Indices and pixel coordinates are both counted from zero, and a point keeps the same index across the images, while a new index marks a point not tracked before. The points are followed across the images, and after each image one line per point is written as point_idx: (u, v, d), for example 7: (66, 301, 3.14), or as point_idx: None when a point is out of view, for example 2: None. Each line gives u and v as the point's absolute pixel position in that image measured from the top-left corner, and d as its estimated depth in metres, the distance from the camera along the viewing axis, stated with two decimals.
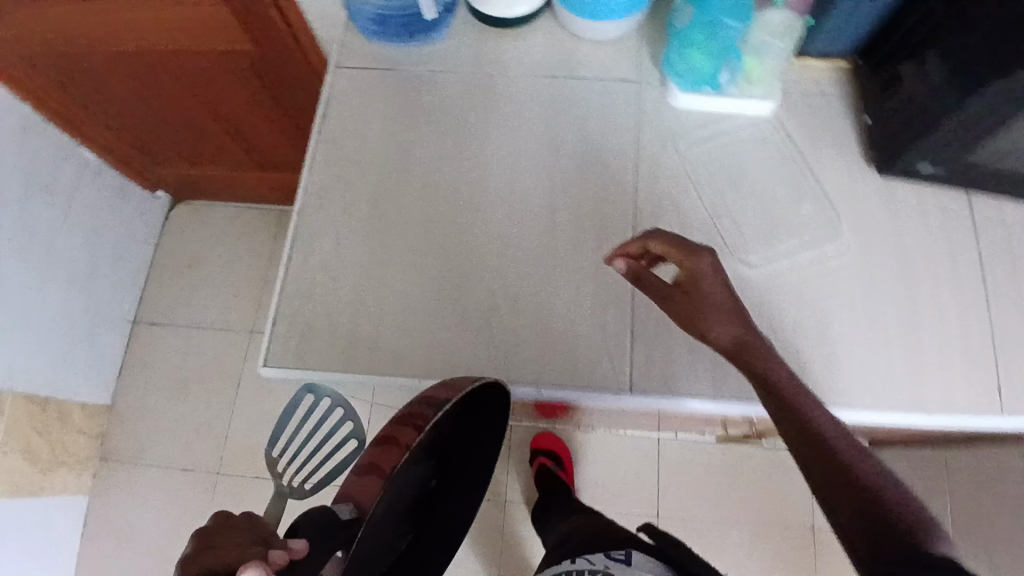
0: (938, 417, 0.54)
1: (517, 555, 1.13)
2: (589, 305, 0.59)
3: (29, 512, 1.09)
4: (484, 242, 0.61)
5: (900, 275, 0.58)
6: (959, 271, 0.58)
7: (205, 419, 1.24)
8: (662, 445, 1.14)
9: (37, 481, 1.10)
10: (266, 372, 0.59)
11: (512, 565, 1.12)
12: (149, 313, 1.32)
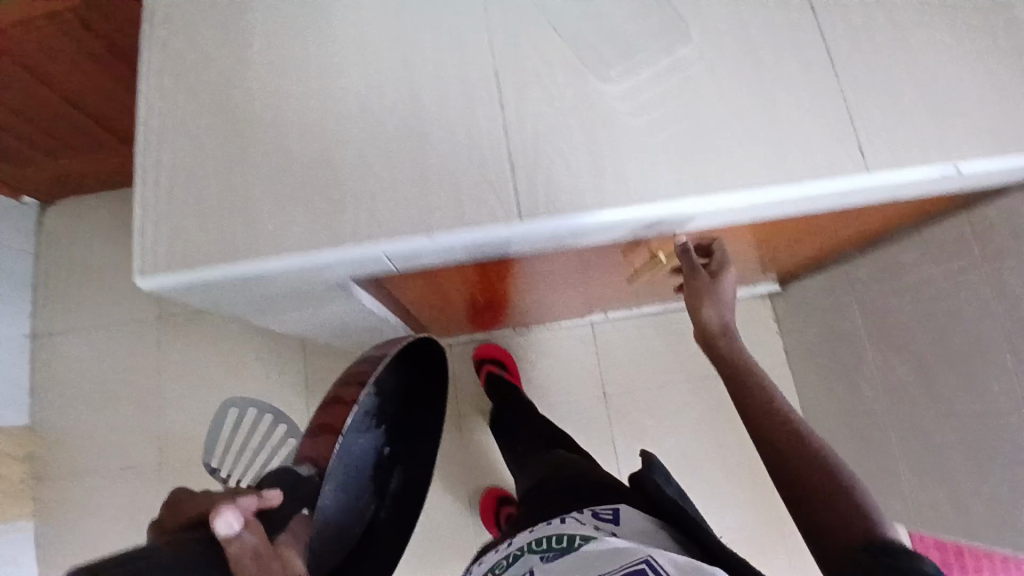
0: (819, 182, 0.55)
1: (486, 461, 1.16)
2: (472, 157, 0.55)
3: None
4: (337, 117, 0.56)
5: (783, 65, 0.58)
6: (845, 56, 0.59)
7: (139, 418, 1.18)
8: (597, 330, 1.20)
9: None
10: (151, 285, 0.53)
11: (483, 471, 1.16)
12: (49, 323, 1.23)
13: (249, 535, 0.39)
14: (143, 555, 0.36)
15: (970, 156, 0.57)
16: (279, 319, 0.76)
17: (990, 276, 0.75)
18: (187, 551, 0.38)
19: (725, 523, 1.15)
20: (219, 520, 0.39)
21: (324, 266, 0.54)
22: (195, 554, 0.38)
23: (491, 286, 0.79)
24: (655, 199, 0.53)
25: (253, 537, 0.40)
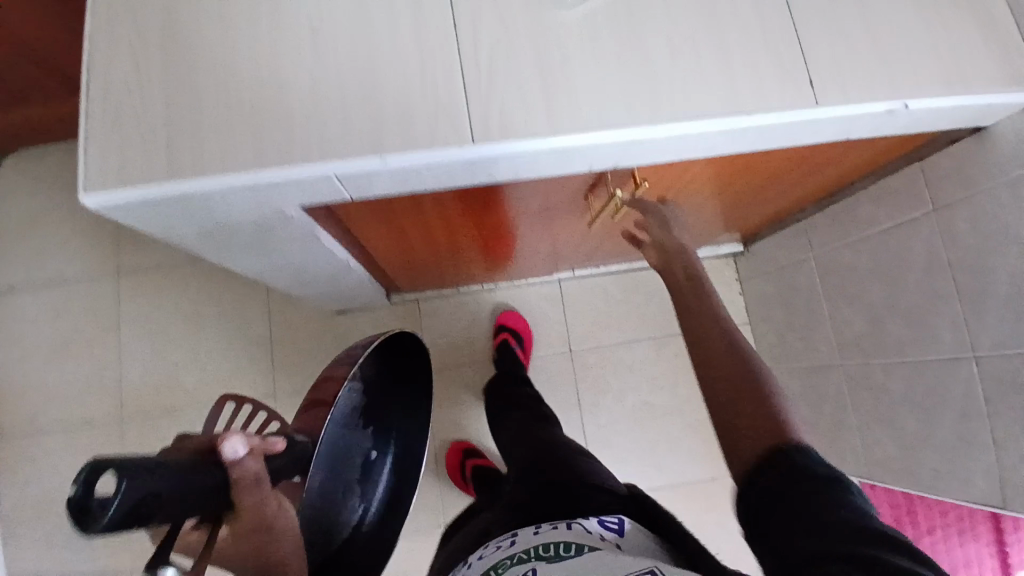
0: (770, 112, 0.55)
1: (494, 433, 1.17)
2: (425, 68, 0.53)
3: None
4: (285, 26, 0.54)
5: None
6: None
7: (101, 370, 1.17)
8: (564, 286, 1.21)
9: None
10: (102, 205, 0.52)
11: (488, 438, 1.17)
12: (6, 274, 1.19)
13: (252, 461, 0.46)
14: (149, 463, 0.38)
15: (917, 93, 0.58)
16: (239, 259, 0.75)
17: (941, 224, 0.77)
18: (196, 466, 0.42)
19: (685, 477, 1.17)
20: (228, 445, 0.45)
21: (275, 185, 0.53)
22: (202, 472, 0.42)
23: (456, 231, 0.80)
24: (615, 121, 0.53)
25: (255, 467, 0.46)
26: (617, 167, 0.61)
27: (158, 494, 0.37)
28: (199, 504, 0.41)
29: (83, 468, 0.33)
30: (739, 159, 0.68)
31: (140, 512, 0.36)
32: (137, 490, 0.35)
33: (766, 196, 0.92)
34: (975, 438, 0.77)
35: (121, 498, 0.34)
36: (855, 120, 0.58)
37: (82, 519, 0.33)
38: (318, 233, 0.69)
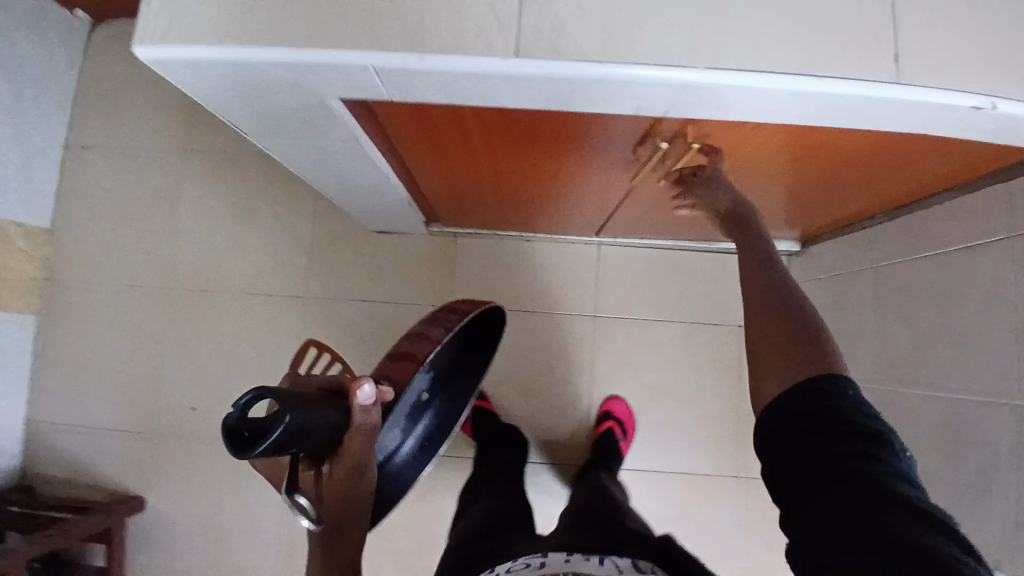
0: (837, 82, 0.51)
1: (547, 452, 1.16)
2: None
3: None
4: None
5: None
6: None
7: (151, 242, 1.22)
8: (604, 251, 1.19)
9: None
10: (153, 59, 0.54)
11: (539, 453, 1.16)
12: (82, 136, 1.25)
13: (372, 414, 0.54)
14: (301, 403, 0.45)
15: (1011, 94, 0.52)
16: (283, 150, 0.76)
17: (1009, 256, 0.71)
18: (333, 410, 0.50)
19: (687, 469, 1.15)
20: (361, 393, 0.53)
21: (312, 67, 0.53)
22: (332, 417, 0.49)
23: (498, 164, 0.79)
24: (671, 62, 0.50)
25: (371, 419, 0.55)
26: (666, 116, 0.58)
27: (303, 429, 0.45)
28: (324, 439, 0.49)
29: (251, 393, 0.41)
30: (813, 138, 0.65)
31: (286, 441, 0.44)
32: (292, 423, 0.43)
33: (829, 191, 0.86)
34: (989, 488, 0.73)
35: (282, 428, 0.42)
36: (938, 110, 0.53)
37: (235, 436, 0.41)
38: (358, 135, 0.69)
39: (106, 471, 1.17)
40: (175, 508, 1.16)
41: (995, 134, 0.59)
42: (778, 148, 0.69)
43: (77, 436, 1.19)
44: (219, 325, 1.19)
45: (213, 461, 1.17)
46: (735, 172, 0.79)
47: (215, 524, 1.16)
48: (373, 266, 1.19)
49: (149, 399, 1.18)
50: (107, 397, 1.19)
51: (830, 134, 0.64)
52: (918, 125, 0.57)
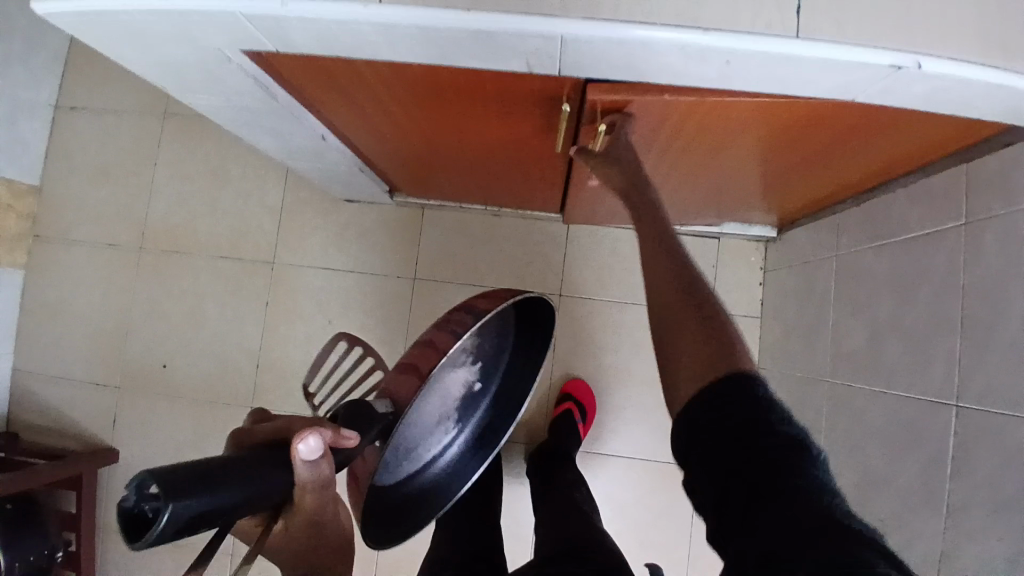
0: (730, 36, 0.45)
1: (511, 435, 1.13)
2: None
3: None
4: None
5: None
6: None
7: (130, 200, 1.24)
8: (573, 228, 1.15)
9: None
10: (48, 15, 0.54)
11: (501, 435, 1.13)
12: (73, 97, 1.27)
13: (325, 466, 0.41)
14: (214, 473, 0.35)
15: (935, 51, 0.46)
16: (211, 107, 0.75)
17: (968, 245, 0.65)
18: (264, 468, 0.38)
19: (646, 454, 1.12)
20: (304, 447, 0.41)
21: (188, 16, 0.51)
22: (264, 480, 0.38)
23: (427, 128, 0.76)
24: (550, 12, 0.46)
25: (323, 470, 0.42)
26: (561, 75, 0.54)
27: (213, 511, 0.35)
28: (249, 508, 0.38)
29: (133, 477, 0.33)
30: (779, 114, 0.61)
31: (192, 526, 0.34)
32: (185, 511, 0.33)
33: (788, 169, 0.81)
34: (932, 495, 0.68)
35: (168, 520, 0.32)
36: (850, 70, 0.47)
37: (130, 523, 0.33)
38: (272, 92, 0.68)
39: (81, 425, 1.21)
40: (143, 463, 1.20)
41: (930, 103, 0.52)
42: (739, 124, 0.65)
43: (56, 388, 1.22)
44: (191, 284, 1.21)
45: (180, 420, 1.19)
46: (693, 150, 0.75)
47: None
48: (341, 235, 1.19)
49: (124, 356, 1.21)
50: (85, 353, 1.23)
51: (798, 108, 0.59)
52: (839, 90, 0.52)
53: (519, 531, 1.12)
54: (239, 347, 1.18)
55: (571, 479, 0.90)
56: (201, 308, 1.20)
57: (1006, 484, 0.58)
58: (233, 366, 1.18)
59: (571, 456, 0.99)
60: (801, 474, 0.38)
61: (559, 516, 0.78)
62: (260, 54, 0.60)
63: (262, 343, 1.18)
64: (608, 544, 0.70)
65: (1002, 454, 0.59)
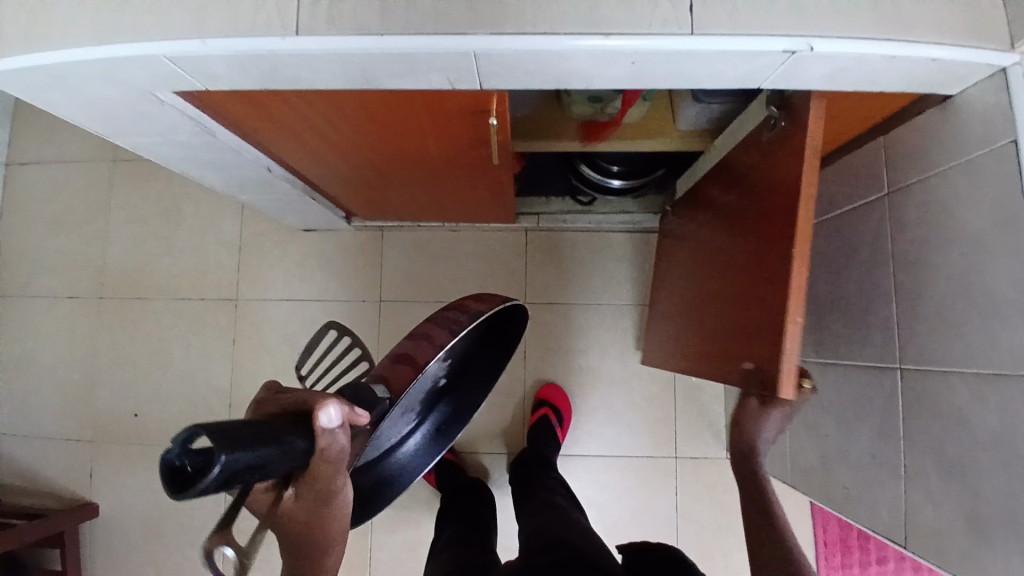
0: (629, 37, 0.48)
1: (490, 446, 1.14)
2: None
3: None
4: None
5: None
6: None
7: (87, 248, 1.24)
8: (530, 235, 1.17)
9: None
10: None
11: (480, 446, 1.14)
12: (22, 153, 1.27)
13: (342, 437, 0.40)
14: (254, 429, 0.35)
15: (827, 33, 0.49)
16: (153, 148, 0.76)
17: (894, 213, 0.68)
18: (292, 430, 0.37)
19: (623, 450, 1.14)
20: (324, 415, 0.39)
21: (114, 63, 0.53)
22: (293, 442, 0.37)
23: (368, 150, 0.78)
24: (460, 28, 0.48)
25: (342, 441, 0.40)
26: (484, 87, 0.56)
27: (256, 467, 0.34)
28: (273, 474, 0.36)
29: (185, 430, 0.31)
30: (774, 252, 0.63)
31: (234, 483, 0.33)
32: (233, 464, 0.32)
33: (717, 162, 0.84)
34: (888, 457, 0.70)
35: (218, 471, 0.31)
36: (747, 56, 0.50)
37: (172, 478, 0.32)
38: (210, 127, 0.69)
39: (55, 480, 1.19)
40: (120, 512, 1.18)
41: (834, 83, 0.55)
42: (756, 288, 0.66)
43: (27, 446, 1.21)
44: (155, 327, 1.21)
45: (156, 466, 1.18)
46: (722, 313, 0.77)
47: (160, 527, 1.17)
48: (303, 264, 1.19)
49: (94, 405, 1.20)
50: (54, 407, 1.21)
51: (784, 232, 0.61)
52: (747, 76, 0.55)
53: (506, 540, 1.13)
54: (210, 386, 1.18)
55: (550, 479, 0.92)
56: (168, 350, 1.20)
57: (952, 437, 0.61)
58: (204, 405, 1.18)
59: (549, 457, 1.01)
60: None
61: (542, 514, 0.79)
62: (196, 94, 0.61)
63: (233, 378, 1.18)
64: (570, 533, 0.72)
65: (947, 410, 0.61)
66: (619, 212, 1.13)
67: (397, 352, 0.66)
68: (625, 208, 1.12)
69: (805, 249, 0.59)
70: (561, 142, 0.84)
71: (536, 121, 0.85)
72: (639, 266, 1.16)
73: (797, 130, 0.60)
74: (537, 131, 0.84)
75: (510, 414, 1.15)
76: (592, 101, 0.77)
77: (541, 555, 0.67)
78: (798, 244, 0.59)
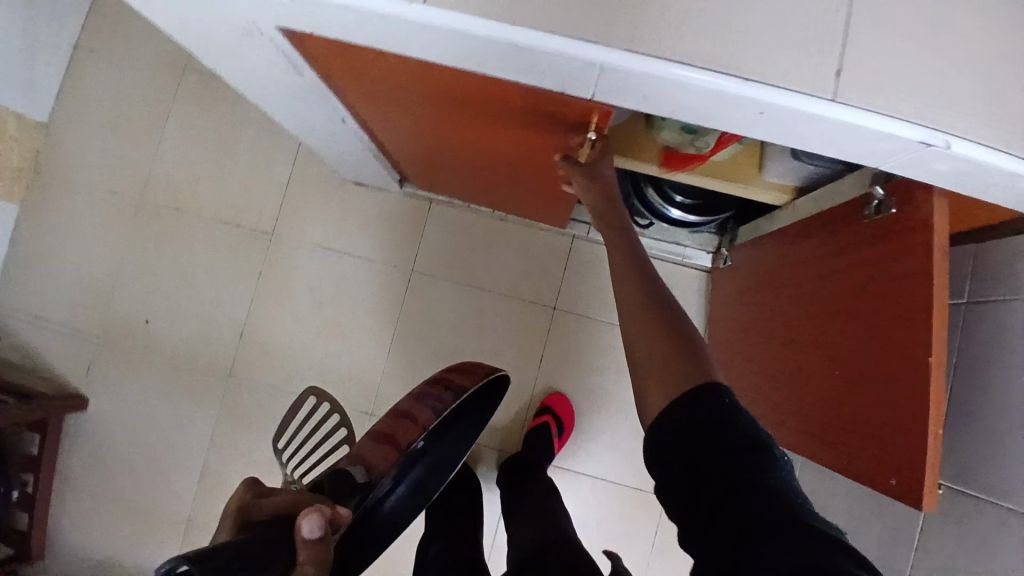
0: (766, 88, 0.46)
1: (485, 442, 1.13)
2: None
3: None
4: None
5: None
6: None
7: (138, 149, 1.22)
8: (575, 243, 1.15)
9: None
10: None
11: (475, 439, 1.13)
12: (90, 38, 1.25)
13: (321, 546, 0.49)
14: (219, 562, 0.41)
15: (966, 136, 0.47)
16: (236, 75, 0.74)
17: (965, 324, 0.66)
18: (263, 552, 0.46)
19: (615, 477, 1.12)
20: (306, 527, 0.49)
21: None
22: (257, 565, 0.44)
23: (460, 131, 0.76)
24: (591, 39, 0.46)
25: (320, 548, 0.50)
26: (593, 99, 0.53)
27: None
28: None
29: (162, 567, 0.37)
30: (898, 349, 0.59)
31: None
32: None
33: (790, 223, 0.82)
34: (895, 561, 0.69)
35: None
36: (875, 136, 0.48)
37: None
38: (300, 68, 0.68)
39: (53, 368, 1.19)
40: (110, 415, 1.18)
41: (952, 183, 0.53)
42: (880, 366, 0.61)
43: (34, 328, 1.20)
44: (185, 244, 1.20)
45: (155, 379, 1.17)
46: (815, 390, 0.73)
47: (146, 439, 1.17)
48: (345, 217, 1.18)
49: (108, 305, 1.20)
50: (70, 298, 1.21)
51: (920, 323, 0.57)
52: (866, 155, 0.52)
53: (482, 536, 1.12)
54: (226, 314, 1.17)
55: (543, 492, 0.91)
56: (193, 269, 1.19)
57: (970, 563, 0.59)
58: (216, 332, 1.17)
59: (544, 467, 0.99)
60: (761, 472, 0.40)
61: (531, 523, 0.78)
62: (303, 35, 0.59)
63: (250, 313, 1.17)
64: (569, 532, 0.72)
65: (971, 535, 0.60)
66: (670, 241, 1.11)
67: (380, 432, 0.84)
68: (677, 238, 1.11)
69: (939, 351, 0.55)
70: (638, 162, 0.82)
71: (616, 135, 0.82)
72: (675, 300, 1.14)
73: (918, 227, 0.57)
74: (618, 146, 0.82)
75: (512, 415, 1.13)
76: (683, 132, 0.74)
77: (550, 556, 0.66)
78: (935, 350, 0.54)
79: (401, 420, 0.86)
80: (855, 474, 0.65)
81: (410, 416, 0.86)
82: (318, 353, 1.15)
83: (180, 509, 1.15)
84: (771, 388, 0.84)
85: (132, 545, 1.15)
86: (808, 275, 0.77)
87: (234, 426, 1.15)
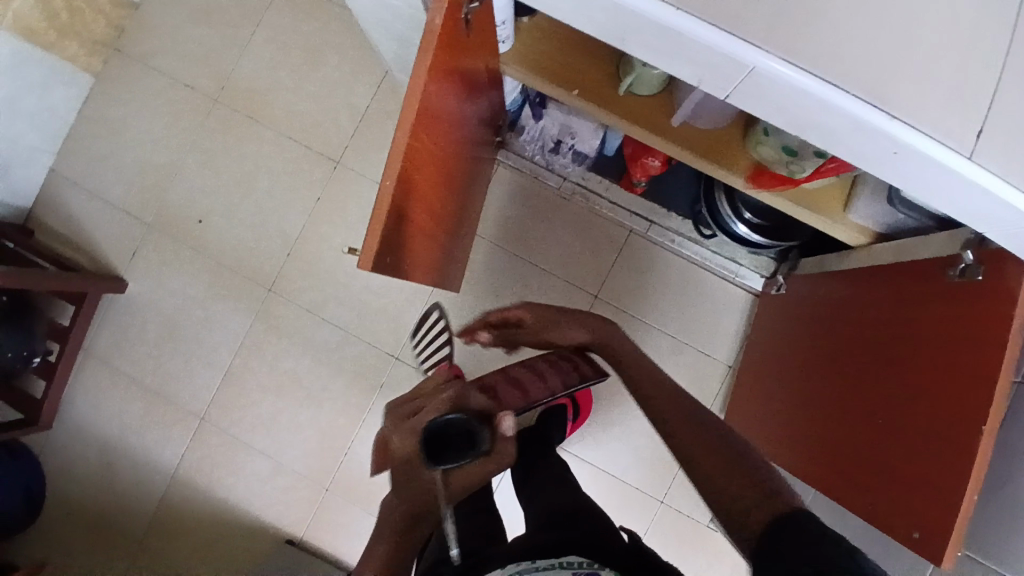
0: (906, 130, 0.46)
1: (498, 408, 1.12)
2: None
3: (38, 66, 1.08)
4: None
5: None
6: None
7: (222, 47, 1.22)
8: (632, 238, 1.15)
9: (55, 40, 1.09)
10: None
11: None
12: None
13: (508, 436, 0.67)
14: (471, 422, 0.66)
15: None
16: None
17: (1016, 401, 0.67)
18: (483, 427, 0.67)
19: (619, 470, 1.14)
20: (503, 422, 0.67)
21: None
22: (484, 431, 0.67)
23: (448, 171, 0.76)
24: (745, 40, 0.45)
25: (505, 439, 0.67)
26: (724, 99, 0.53)
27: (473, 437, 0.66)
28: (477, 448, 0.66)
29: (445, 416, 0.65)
30: (951, 410, 0.59)
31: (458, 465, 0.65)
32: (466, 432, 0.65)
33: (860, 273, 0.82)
34: None
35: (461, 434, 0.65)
36: (997, 202, 0.48)
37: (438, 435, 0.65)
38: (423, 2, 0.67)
39: (100, 244, 1.21)
40: (145, 301, 1.20)
41: None
42: (911, 451, 0.62)
43: (88, 201, 1.22)
44: (250, 150, 1.20)
45: (196, 277, 1.19)
46: (840, 446, 0.74)
47: (175, 331, 1.19)
48: None
49: (165, 194, 1.21)
50: (129, 178, 1.22)
51: (972, 400, 0.57)
52: (976, 217, 0.53)
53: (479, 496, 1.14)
54: (277, 228, 1.18)
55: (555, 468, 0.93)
56: (253, 177, 1.20)
57: None
58: (264, 243, 1.18)
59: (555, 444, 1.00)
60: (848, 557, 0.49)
61: (547, 492, 0.79)
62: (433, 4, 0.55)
63: (302, 231, 1.18)
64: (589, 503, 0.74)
65: None
66: (727, 258, 1.12)
67: (513, 375, 0.88)
68: (735, 256, 1.12)
69: (992, 427, 0.55)
70: (725, 172, 0.81)
71: (709, 141, 0.82)
72: (716, 314, 1.14)
73: (1002, 298, 0.57)
74: (707, 151, 0.82)
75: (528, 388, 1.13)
76: (782, 151, 0.73)
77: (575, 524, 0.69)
78: (987, 419, 0.54)
79: (532, 375, 0.88)
80: (871, 514, 0.66)
81: (541, 376, 0.88)
82: (360, 287, 1.17)
83: (195, 404, 1.18)
84: (796, 431, 0.85)
85: (142, 428, 1.18)
86: (868, 325, 0.77)
87: (264, 337, 1.18)
